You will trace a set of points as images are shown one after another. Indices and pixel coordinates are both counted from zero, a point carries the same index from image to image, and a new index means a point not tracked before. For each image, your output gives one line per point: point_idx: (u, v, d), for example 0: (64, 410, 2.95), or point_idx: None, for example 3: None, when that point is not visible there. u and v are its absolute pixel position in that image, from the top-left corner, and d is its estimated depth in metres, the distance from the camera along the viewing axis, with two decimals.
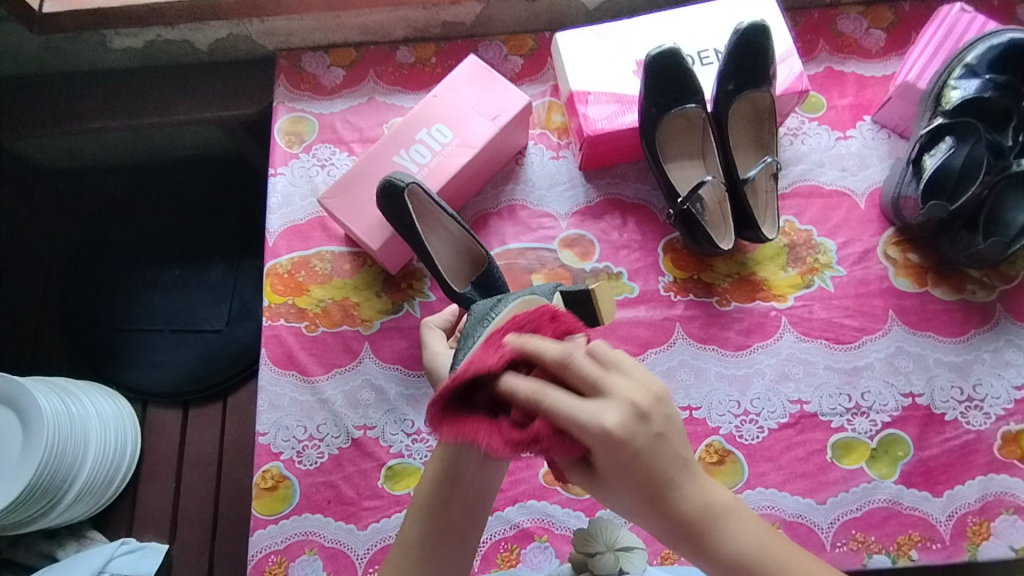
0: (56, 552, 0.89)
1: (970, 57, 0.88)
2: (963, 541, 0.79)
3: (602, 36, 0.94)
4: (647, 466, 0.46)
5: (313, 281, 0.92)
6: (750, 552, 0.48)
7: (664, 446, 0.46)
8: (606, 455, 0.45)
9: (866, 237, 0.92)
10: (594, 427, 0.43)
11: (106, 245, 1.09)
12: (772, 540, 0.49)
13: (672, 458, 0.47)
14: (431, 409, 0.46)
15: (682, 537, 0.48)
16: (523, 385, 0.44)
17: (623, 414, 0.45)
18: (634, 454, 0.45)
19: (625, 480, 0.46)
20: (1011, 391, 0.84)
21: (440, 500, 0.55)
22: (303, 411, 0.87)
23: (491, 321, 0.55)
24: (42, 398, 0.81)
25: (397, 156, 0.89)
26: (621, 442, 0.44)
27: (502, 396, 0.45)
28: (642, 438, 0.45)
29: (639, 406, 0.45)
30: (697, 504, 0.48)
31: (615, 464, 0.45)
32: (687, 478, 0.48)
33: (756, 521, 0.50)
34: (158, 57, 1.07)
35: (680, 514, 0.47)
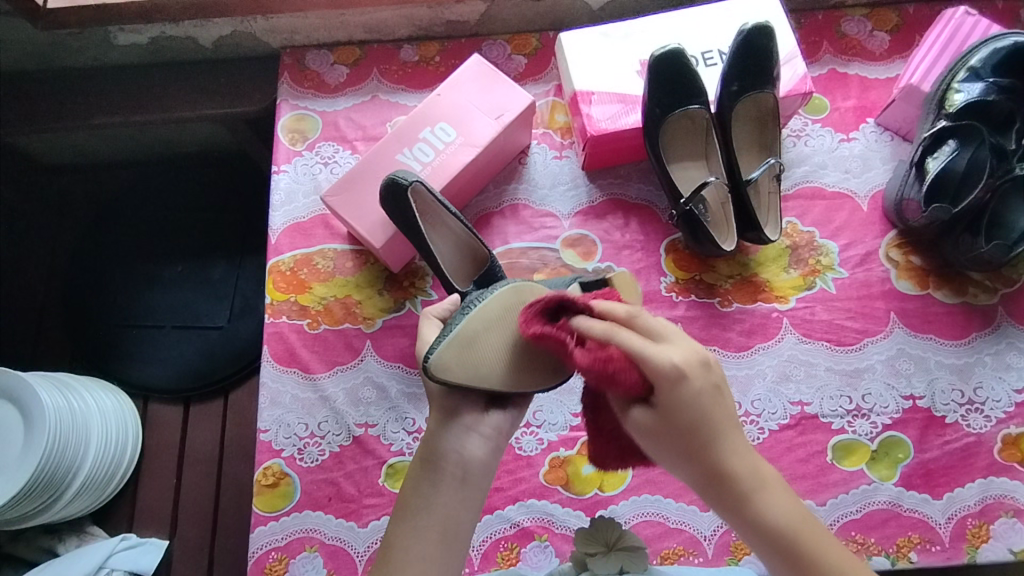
0: (57, 546, 0.89)
1: (974, 60, 0.88)
2: (963, 544, 0.79)
3: (606, 36, 0.94)
4: (702, 415, 0.48)
5: (315, 278, 0.92)
6: (786, 524, 0.49)
7: (720, 399, 0.49)
8: (666, 394, 0.47)
9: (869, 239, 0.92)
10: (662, 362, 0.47)
11: (109, 241, 1.09)
12: (812, 523, 0.50)
13: (725, 412, 0.49)
14: (527, 312, 0.55)
15: (721, 495, 0.50)
16: (600, 323, 0.49)
17: (689, 356, 0.48)
18: (695, 396, 0.47)
19: (679, 424, 0.48)
20: (1011, 394, 0.84)
21: (424, 488, 0.57)
22: (304, 408, 0.87)
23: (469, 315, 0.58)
24: (45, 393, 0.81)
25: (401, 154, 0.89)
26: (683, 381, 0.47)
27: (580, 328, 0.51)
28: (703, 381, 0.48)
29: (704, 356, 0.49)
30: (741, 467, 0.49)
31: (672, 403, 0.48)
32: (735, 437, 0.49)
33: (795, 500, 0.51)
34: (162, 53, 1.07)
35: (724, 470, 0.49)
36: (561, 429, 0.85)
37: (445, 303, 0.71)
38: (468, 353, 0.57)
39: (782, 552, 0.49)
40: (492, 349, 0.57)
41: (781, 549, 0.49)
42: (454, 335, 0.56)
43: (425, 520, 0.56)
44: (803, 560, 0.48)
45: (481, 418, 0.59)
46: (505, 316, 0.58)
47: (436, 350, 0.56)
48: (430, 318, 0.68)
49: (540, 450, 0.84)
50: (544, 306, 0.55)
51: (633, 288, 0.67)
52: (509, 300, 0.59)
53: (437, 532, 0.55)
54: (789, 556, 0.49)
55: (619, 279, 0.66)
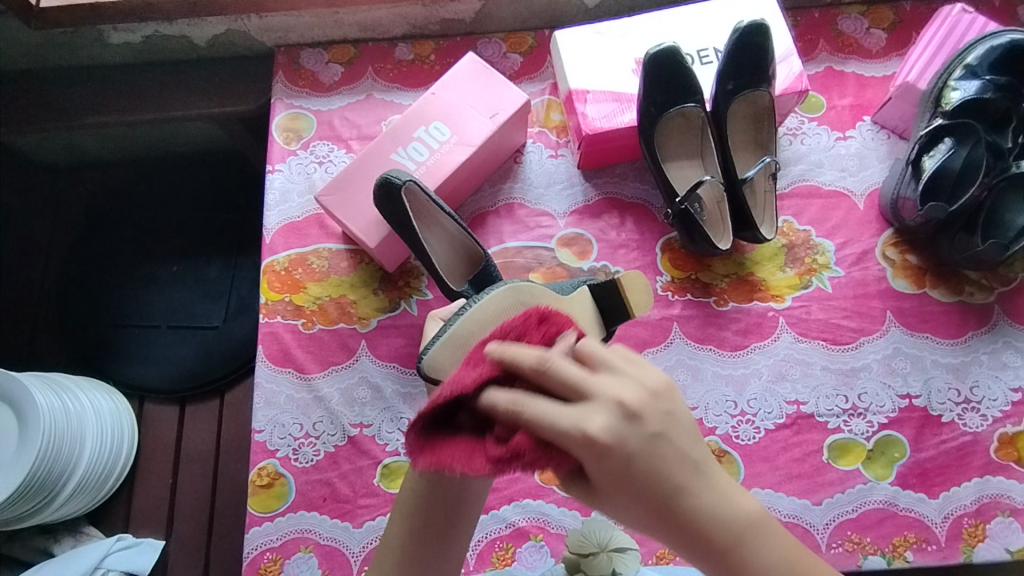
0: (53, 547, 0.89)
1: (969, 58, 0.88)
2: (959, 543, 0.79)
3: (601, 34, 0.94)
4: (650, 473, 0.42)
5: (310, 278, 0.92)
6: (775, 569, 0.44)
7: (664, 445, 0.42)
8: (597, 464, 0.41)
9: (865, 238, 0.91)
10: (578, 434, 0.40)
11: (104, 240, 1.09)
12: (799, 552, 0.45)
13: (677, 461, 0.42)
14: (410, 435, 0.44)
15: (702, 553, 0.43)
16: (502, 394, 0.42)
17: (612, 416, 0.41)
18: (629, 460, 0.41)
19: (628, 491, 0.42)
20: (1008, 393, 0.84)
21: (422, 499, 0.55)
22: (299, 409, 0.87)
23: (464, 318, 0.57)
24: (39, 394, 0.81)
25: (395, 153, 0.88)
26: (610, 447, 0.40)
27: (483, 412, 0.43)
28: (637, 440, 0.41)
29: (628, 405, 0.42)
30: (714, 520, 0.43)
31: (612, 472, 0.41)
32: (698, 485, 0.43)
33: (780, 532, 0.45)
34: (156, 52, 1.07)
35: (697, 531, 0.43)
36: None
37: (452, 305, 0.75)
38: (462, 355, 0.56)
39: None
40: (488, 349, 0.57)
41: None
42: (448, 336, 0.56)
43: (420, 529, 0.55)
44: None
45: None
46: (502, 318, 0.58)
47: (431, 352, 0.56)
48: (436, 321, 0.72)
49: None
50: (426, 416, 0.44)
51: (643, 287, 0.67)
52: (507, 300, 0.58)
53: (431, 545, 0.55)
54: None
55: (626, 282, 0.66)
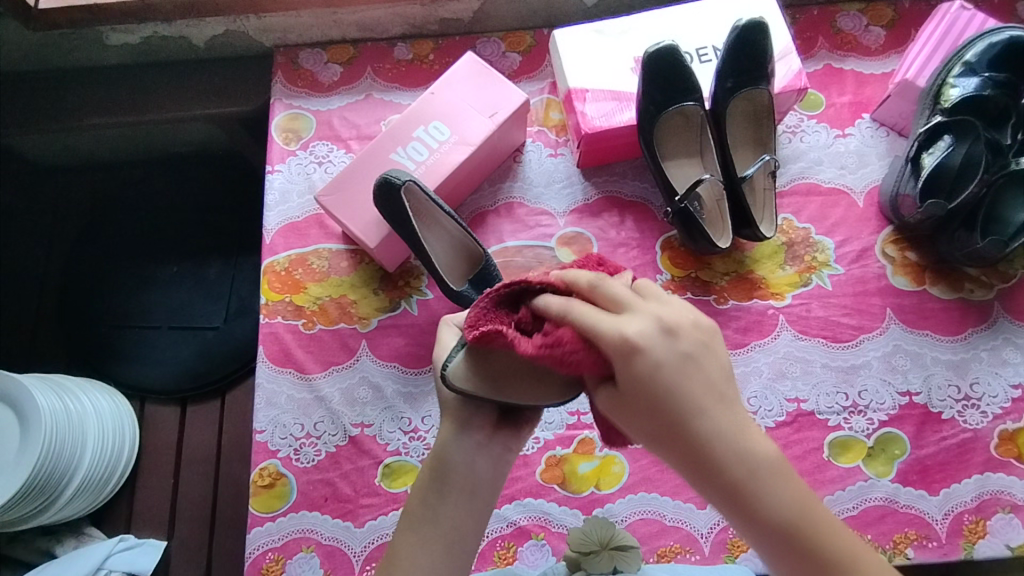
0: (54, 548, 0.89)
1: (968, 55, 0.88)
2: (960, 539, 0.79)
3: (600, 33, 0.94)
4: (670, 390, 0.43)
5: (310, 279, 0.92)
6: (788, 517, 0.43)
7: (693, 371, 0.44)
8: (623, 368, 0.44)
9: (865, 236, 0.91)
10: (614, 335, 0.44)
11: (104, 241, 1.09)
12: (815, 513, 0.43)
13: (703, 384, 0.44)
14: (474, 311, 0.52)
15: (712, 483, 0.43)
16: (556, 300, 0.47)
17: (649, 327, 0.44)
18: (657, 370, 0.43)
19: (645, 399, 0.44)
20: (1008, 390, 0.84)
21: (432, 501, 0.57)
22: (299, 409, 0.87)
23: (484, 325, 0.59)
24: (41, 395, 0.81)
25: (394, 153, 0.88)
26: (638, 353, 0.43)
27: (536, 310, 0.49)
28: (665, 353, 0.44)
29: (667, 324, 0.44)
30: (729, 451, 0.43)
31: (640, 384, 0.44)
32: (722, 413, 0.44)
33: (803, 490, 0.44)
34: (155, 53, 1.07)
35: (712, 455, 0.43)
36: (558, 428, 0.84)
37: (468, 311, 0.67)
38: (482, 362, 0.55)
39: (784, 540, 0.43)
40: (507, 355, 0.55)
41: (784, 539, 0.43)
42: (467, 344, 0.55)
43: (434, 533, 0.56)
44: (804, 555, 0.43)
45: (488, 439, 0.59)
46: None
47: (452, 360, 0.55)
48: (450, 325, 0.66)
49: (536, 449, 0.84)
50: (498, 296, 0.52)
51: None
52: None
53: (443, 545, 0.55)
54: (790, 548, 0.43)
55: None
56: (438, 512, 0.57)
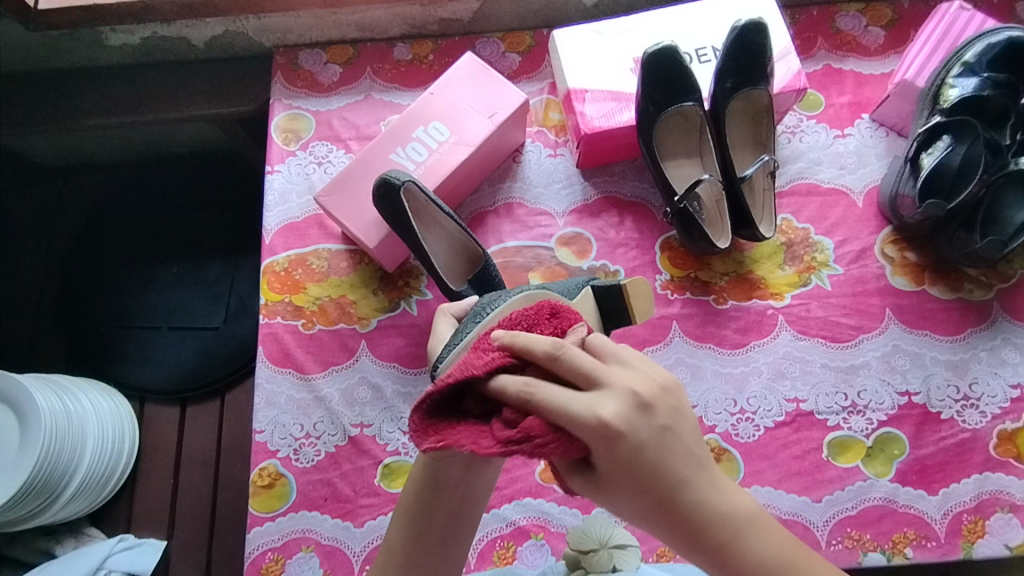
0: (54, 548, 0.89)
1: (968, 55, 0.88)
2: (959, 539, 0.79)
3: (600, 34, 0.94)
4: (652, 463, 0.47)
5: (310, 279, 0.92)
6: (729, 535, 0.48)
7: (655, 440, 0.47)
8: (605, 451, 0.45)
9: (864, 236, 0.91)
10: (591, 419, 0.44)
11: (103, 241, 1.09)
12: (799, 550, 0.50)
13: (682, 455, 0.48)
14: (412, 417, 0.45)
15: (663, 525, 0.49)
16: (510, 386, 0.44)
17: (621, 404, 0.46)
18: (635, 449, 0.46)
19: (629, 481, 0.47)
20: (1007, 390, 0.84)
21: (427, 500, 0.56)
22: (299, 409, 0.87)
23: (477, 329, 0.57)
24: (40, 397, 0.81)
25: (394, 154, 0.88)
26: (620, 437, 0.45)
27: (493, 394, 0.45)
28: (644, 431, 0.46)
29: (638, 399, 0.46)
30: (711, 514, 0.48)
31: (617, 461, 0.46)
32: (700, 477, 0.48)
33: (776, 527, 0.50)
34: (154, 54, 1.07)
35: (693, 522, 0.48)
36: None
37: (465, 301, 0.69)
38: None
39: (726, 567, 0.49)
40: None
41: (726, 564, 0.49)
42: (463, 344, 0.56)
43: (428, 532, 0.57)
44: None
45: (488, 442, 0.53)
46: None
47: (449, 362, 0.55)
48: (447, 315, 0.68)
49: None
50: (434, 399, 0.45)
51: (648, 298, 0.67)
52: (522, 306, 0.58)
53: (436, 546, 0.57)
54: (730, 567, 0.49)
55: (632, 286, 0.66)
56: (430, 511, 0.56)
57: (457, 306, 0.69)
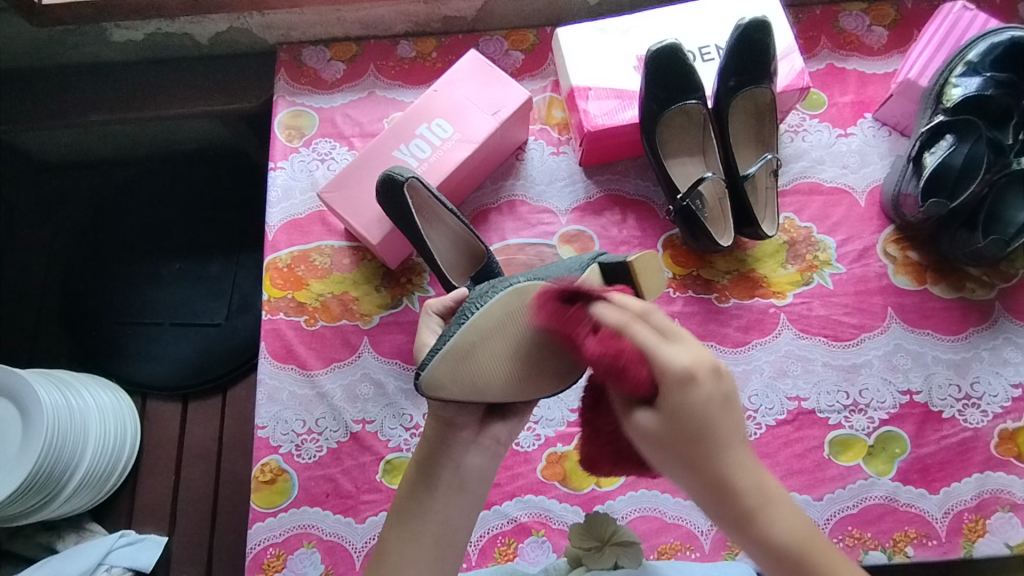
0: (56, 543, 0.89)
1: (971, 55, 0.88)
2: (959, 538, 0.79)
3: (603, 31, 0.94)
4: (707, 423, 0.47)
5: (313, 275, 0.92)
6: (797, 548, 0.46)
7: (730, 407, 0.48)
8: (670, 398, 0.47)
9: (866, 235, 0.92)
10: (673, 363, 0.46)
11: (106, 238, 1.09)
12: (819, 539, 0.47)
13: (733, 422, 0.48)
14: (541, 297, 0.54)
15: (725, 512, 0.47)
16: (608, 315, 0.49)
17: (702, 362, 0.47)
18: (703, 401, 0.46)
19: (681, 432, 0.47)
20: (1008, 389, 0.84)
21: (422, 496, 0.58)
22: (301, 405, 0.87)
23: (460, 334, 0.53)
24: (43, 391, 0.81)
25: (397, 151, 0.88)
26: (691, 383, 0.46)
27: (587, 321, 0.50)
28: (712, 389, 0.47)
29: (715, 363, 0.48)
30: (748, 482, 0.47)
31: (679, 409, 0.46)
32: (741, 448, 0.48)
33: (802, 518, 0.48)
34: (158, 50, 1.07)
35: (730, 484, 0.47)
36: (558, 425, 0.85)
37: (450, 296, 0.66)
38: (462, 370, 0.53)
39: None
40: (489, 365, 0.54)
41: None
42: (445, 350, 0.53)
43: (425, 530, 0.56)
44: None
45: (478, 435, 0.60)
46: (504, 325, 0.54)
47: (430, 372, 0.53)
48: (429, 313, 0.66)
49: (537, 446, 0.84)
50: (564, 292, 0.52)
51: (656, 270, 0.60)
52: (511, 304, 0.54)
53: (432, 542, 0.56)
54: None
55: (640, 261, 0.59)
56: (425, 508, 0.57)
57: (441, 301, 0.67)
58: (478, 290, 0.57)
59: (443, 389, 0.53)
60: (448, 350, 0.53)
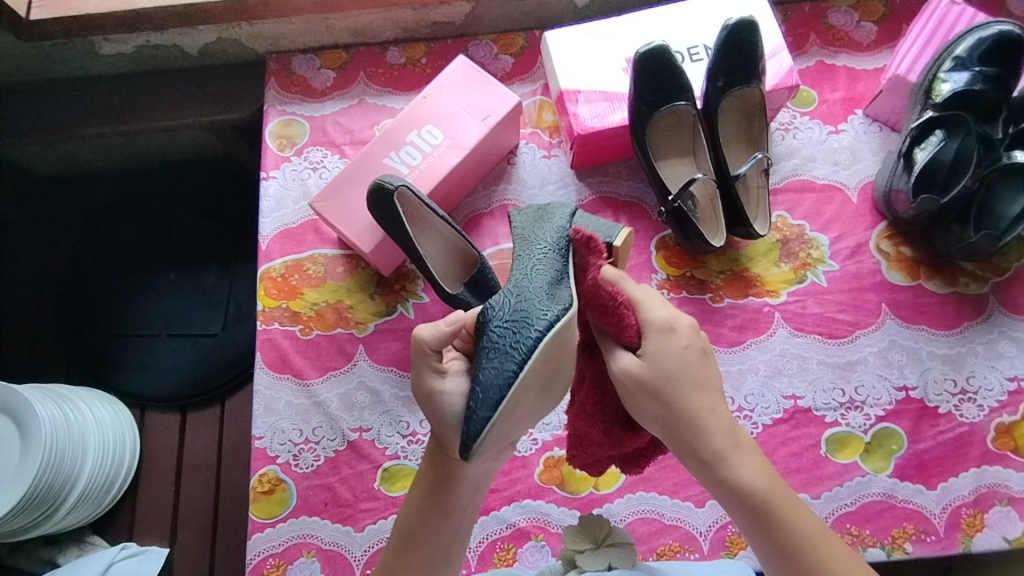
0: (57, 557, 0.89)
1: (959, 49, 0.88)
2: (958, 533, 0.79)
3: (591, 34, 0.94)
4: (688, 366, 0.57)
5: (307, 285, 0.93)
6: (759, 488, 0.55)
7: (706, 360, 0.58)
8: (654, 340, 0.57)
9: (858, 231, 0.92)
10: (656, 313, 0.57)
11: (101, 250, 1.09)
12: (781, 488, 0.55)
13: (709, 373, 0.58)
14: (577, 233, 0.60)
15: (698, 454, 0.56)
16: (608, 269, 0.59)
17: (680, 317, 0.59)
18: (683, 346, 0.57)
19: (667, 371, 0.56)
20: (1004, 383, 0.84)
21: (435, 523, 0.60)
22: (298, 415, 0.87)
23: (510, 395, 0.51)
24: (41, 407, 0.81)
25: (388, 158, 0.88)
26: (671, 330, 0.57)
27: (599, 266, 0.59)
28: (691, 340, 0.58)
29: (693, 322, 0.60)
30: (721, 427, 0.56)
31: (660, 349, 0.56)
32: (714, 396, 0.57)
33: (771, 471, 0.56)
34: (146, 62, 1.07)
35: (704, 425, 0.56)
36: (555, 429, 0.85)
37: (443, 323, 0.58)
38: (506, 426, 0.52)
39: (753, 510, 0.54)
40: (520, 413, 0.54)
41: (755, 512, 0.54)
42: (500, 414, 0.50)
43: (437, 550, 0.61)
44: (775, 521, 0.54)
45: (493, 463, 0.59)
46: (541, 369, 0.54)
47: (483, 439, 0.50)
48: (426, 352, 0.57)
49: (534, 450, 0.84)
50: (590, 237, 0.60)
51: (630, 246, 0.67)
52: (551, 349, 0.53)
53: (441, 559, 0.61)
54: (760, 518, 0.54)
55: (625, 246, 0.64)
56: (438, 534, 0.60)
57: (431, 331, 0.58)
58: (510, 317, 0.54)
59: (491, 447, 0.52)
60: (501, 412, 0.50)
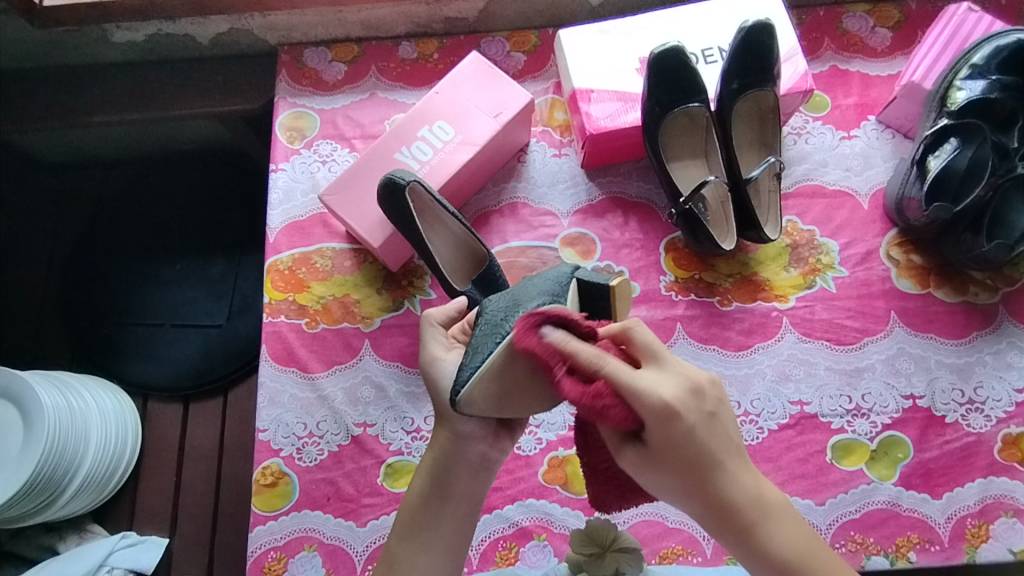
0: (57, 545, 0.89)
1: (976, 57, 0.88)
2: (962, 544, 0.79)
3: (606, 33, 0.94)
4: (699, 444, 0.53)
5: (314, 278, 0.92)
6: (790, 552, 0.54)
7: (716, 423, 0.54)
8: (660, 429, 0.51)
9: (869, 238, 0.91)
10: (655, 400, 0.50)
11: (107, 239, 1.09)
12: (812, 546, 0.55)
13: (723, 438, 0.54)
14: (525, 320, 0.51)
15: (725, 527, 0.55)
16: (581, 355, 0.49)
17: (682, 390, 0.52)
18: (690, 430, 0.52)
19: (677, 457, 0.52)
20: (1012, 394, 0.84)
21: (437, 508, 0.61)
22: (302, 408, 0.87)
23: (495, 351, 0.54)
24: (44, 394, 0.81)
25: (398, 153, 0.88)
26: (676, 416, 0.51)
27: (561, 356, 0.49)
28: (696, 413, 0.53)
29: (695, 384, 0.53)
30: (745, 497, 0.54)
31: (671, 439, 0.52)
32: (733, 463, 0.55)
33: (797, 527, 0.56)
34: (158, 51, 1.07)
35: (728, 500, 0.54)
36: (560, 429, 0.85)
37: (450, 305, 0.67)
38: (495, 386, 0.54)
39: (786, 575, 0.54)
40: None
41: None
42: (485, 367, 0.53)
43: (439, 539, 0.61)
44: None
45: (492, 445, 0.62)
46: None
47: (469, 388, 0.53)
48: (433, 324, 0.66)
49: (539, 450, 0.84)
50: (543, 318, 0.51)
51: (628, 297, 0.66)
52: None
53: (443, 549, 0.60)
54: None
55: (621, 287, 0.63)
56: (440, 519, 0.61)
57: (440, 311, 0.67)
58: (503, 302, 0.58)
59: (482, 403, 0.54)
60: (487, 366, 0.54)
